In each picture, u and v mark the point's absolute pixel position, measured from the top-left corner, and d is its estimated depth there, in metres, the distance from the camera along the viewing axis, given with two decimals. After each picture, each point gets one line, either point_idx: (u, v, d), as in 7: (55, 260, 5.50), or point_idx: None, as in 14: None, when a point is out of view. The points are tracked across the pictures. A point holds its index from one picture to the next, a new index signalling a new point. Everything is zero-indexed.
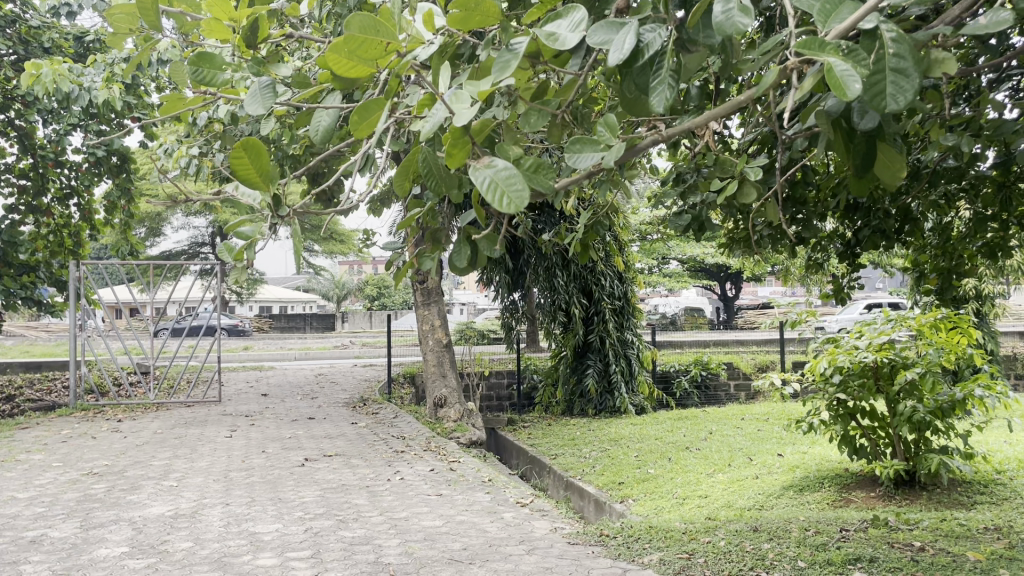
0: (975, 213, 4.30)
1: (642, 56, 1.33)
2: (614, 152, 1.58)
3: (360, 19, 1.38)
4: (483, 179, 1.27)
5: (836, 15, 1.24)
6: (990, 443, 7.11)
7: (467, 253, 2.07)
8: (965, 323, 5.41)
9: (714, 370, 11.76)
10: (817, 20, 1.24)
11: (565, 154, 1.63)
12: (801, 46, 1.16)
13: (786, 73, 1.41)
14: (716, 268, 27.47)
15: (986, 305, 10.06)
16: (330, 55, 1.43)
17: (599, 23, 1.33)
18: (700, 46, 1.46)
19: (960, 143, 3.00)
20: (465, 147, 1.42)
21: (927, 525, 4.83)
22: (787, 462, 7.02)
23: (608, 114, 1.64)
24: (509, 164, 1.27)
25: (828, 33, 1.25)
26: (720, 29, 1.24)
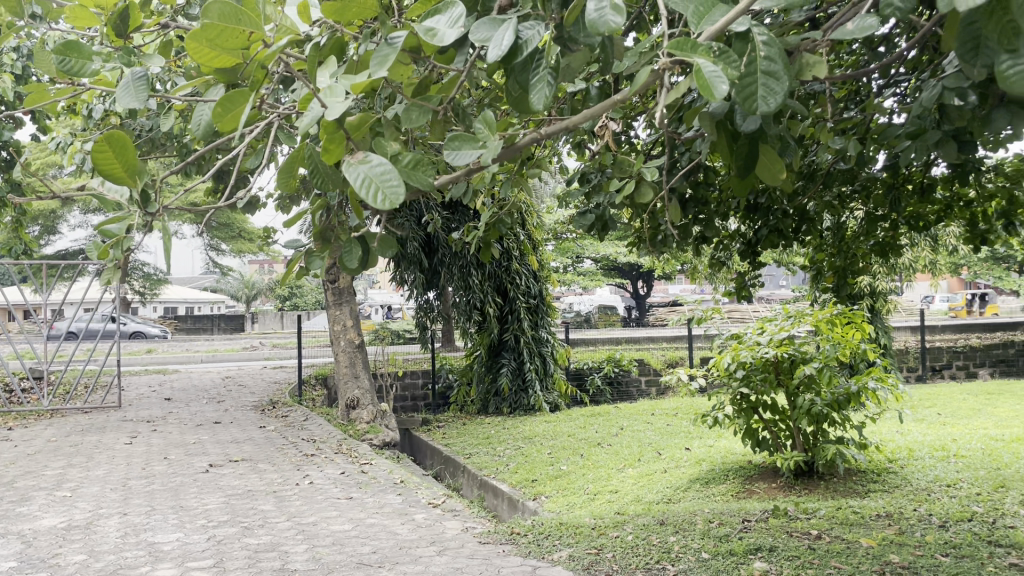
0: (866, 213, 4.54)
1: (519, 54, 1.30)
2: (491, 149, 1.53)
3: (218, 6, 1.35)
4: (356, 175, 1.23)
5: (709, 17, 1.16)
6: (883, 434, 7.47)
7: (358, 254, 2.00)
8: (859, 318, 5.71)
9: (626, 367, 11.99)
10: (690, 22, 1.16)
11: (443, 151, 1.60)
12: (673, 46, 1.07)
13: (656, 75, 1.40)
14: (628, 265, 28.07)
15: (881, 301, 10.59)
16: (189, 43, 1.39)
17: (480, 18, 1.30)
18: (580, 45, 1.47)
19: (847, 146, 3.12)
20: (341, 143, 1.39)
21: (824, 514, 5.04)
22: (694, 455, 7.22)
23: (485, 109, 1.59)
24: (383, 160, 1.24)
25: (699, 35, 1.16)
26: (592, 27, 1.22)
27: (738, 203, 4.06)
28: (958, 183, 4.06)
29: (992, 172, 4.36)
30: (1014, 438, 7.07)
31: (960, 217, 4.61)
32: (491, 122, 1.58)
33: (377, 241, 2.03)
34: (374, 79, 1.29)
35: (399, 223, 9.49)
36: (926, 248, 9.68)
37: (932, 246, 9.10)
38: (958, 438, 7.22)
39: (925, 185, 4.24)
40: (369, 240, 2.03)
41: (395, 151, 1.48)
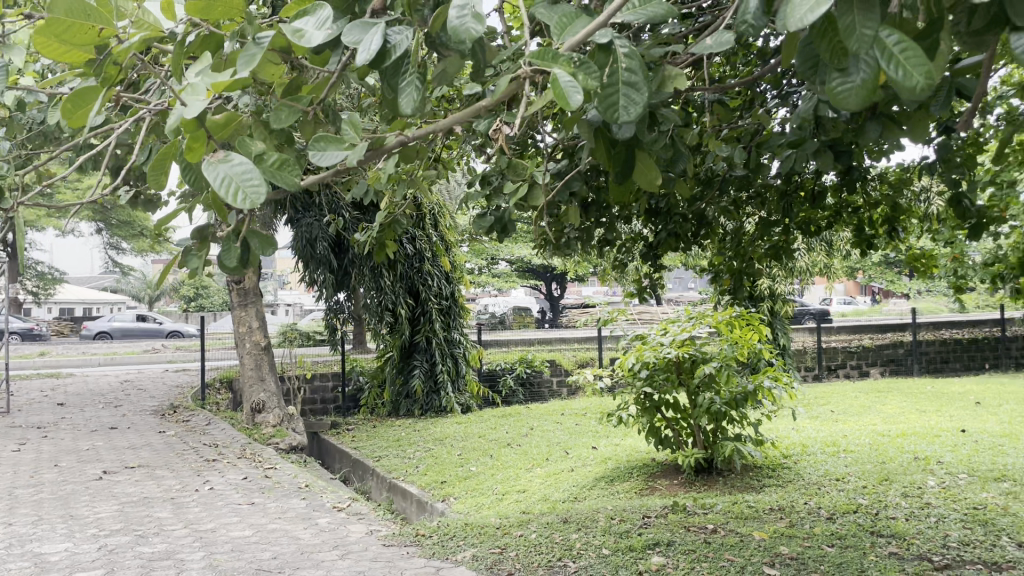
0: (761, 217, 4.70)
1: (389, 58, 1.29)
2: (358, 151, 1.52)
3: (64, 2, 1.31)
4: (217, 175, 1.22)
5: (571, 28, 1.14)
6: (780, 431, 7.78)
7: (238, 251, 1.67)
8: (755, 320, 5.94)
9: (538, 368, 12.08)
10: (553, 33, 1.15)
11: (307, 152, 1.55)
12: (534, 54, 1.07)
13: (519, 84, 1.42)
14: (542, 267, 28.30)
15: (780, 303, 11.01)
16: (36, 39, 1.34)
17: (351, 21, 1.29)
18: (452, 50, 1.48)
19: (734, 154, 3.26)
20: (204, 141, 1.36)
21: (720, 508, 5.21)
22: (600, 454, 7.35)
23: (351, 113, 1.58)
24: (245, 160, 1.23)
25: (560, 46, 1.13)
26: (454, 35, 1.15)
27: (638, 207, 4.16)
28: (844, 190, 4.28)
29: (876, 181, 4.60)
30: (899, 433, 7.46)
31: (849, 223, 4.83)
32: (357, 124, 1.55)
33: (259, 240, 1.71)
34: (235, 78, 1.27)
35: (306, 223, 9.41)
36: (821, 252, 10.13)
37: (827, 251, 9.52)
38: (848, 434, 7.58)
39: (816, 193, 4.42)
40: (249, 236, 1.70)
41: (260, 151, 1.44)
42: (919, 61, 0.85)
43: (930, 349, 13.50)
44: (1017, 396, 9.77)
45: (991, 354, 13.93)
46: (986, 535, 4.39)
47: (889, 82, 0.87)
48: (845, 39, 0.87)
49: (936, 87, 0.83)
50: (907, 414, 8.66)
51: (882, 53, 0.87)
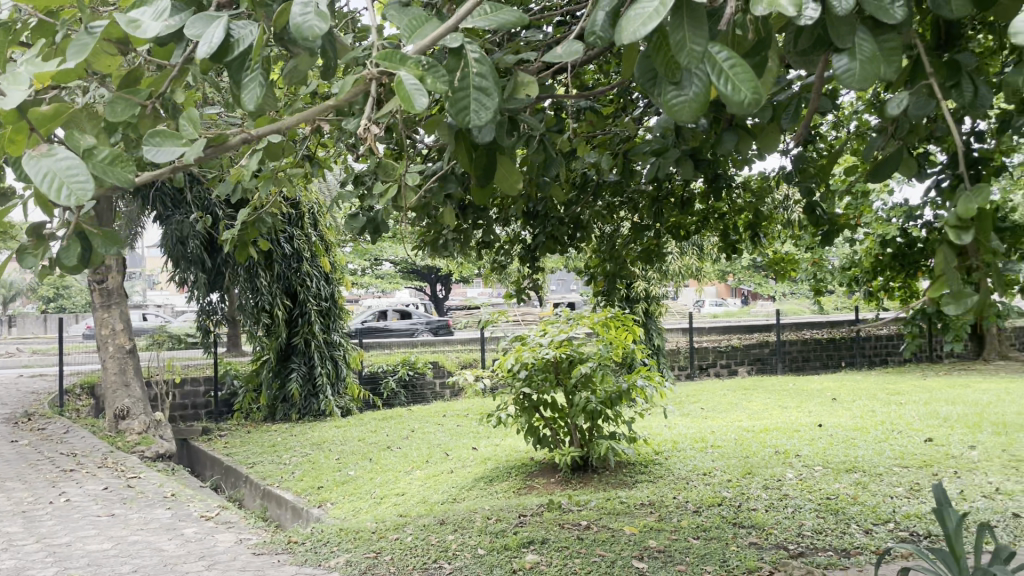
0: (634, 222, 4.85)
1: (231, 53, 1.24)
2: (197, 147, 1.45)
3: None
4: (38, 170, 1.15)
5: (420, 31, 1.15)
6: (653, 428, 8.04)
7: (78, 251, 1.59)
8: (629, 321, 6.12)
9: (420, 370, 11.98)
10: (402, 35, 1.15)
11: (141, 147, 1.45)
12: (381, 57, 1.08)
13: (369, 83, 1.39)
14: (426, 269, 28.13)
15: (655, 305, 11.38)
16: None
17: (195, 13, 1.23)
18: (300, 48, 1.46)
19: (605, 159, 3.36)
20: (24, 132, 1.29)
21: (593, 505, 5.34)
22: (480, 455, 7.38)
23: (191, 109, 1.51)
24: (71, 156, 1.17)
25: (408, 49, 1.14)
26: (297, 33, 1.13)
27: (516, 211, 4.20)
28: (711, 197, 4.48)
29: (740, 189, 4.83)
30: (763, 428, 7.86)
31: (716, 228, 5.05)
32: (196, 119, 1.49)
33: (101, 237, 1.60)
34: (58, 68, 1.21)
35: (178, 219, 8.97)
36: (693, 256, 10.54)
37: (699, 255, 9.90)
38: (716, 430, 7.91)
39: (685, 199, 4.59)
40: (89, 234, 1.59)
41: (90, 145, 1.36)
42: (745, 77, 0.90)
43: (792, 348, 14.28)
44: (867, 392, 10.48)
45: (847, 352, 14.88)
46: (837, 523, 4.69)
47: (718, 96, 0.91)
48: (676, 54, 0.90)
49: (761, 102, 0.88)
50: (770, 410, 9.13)
51: (713, 68, 0.91)
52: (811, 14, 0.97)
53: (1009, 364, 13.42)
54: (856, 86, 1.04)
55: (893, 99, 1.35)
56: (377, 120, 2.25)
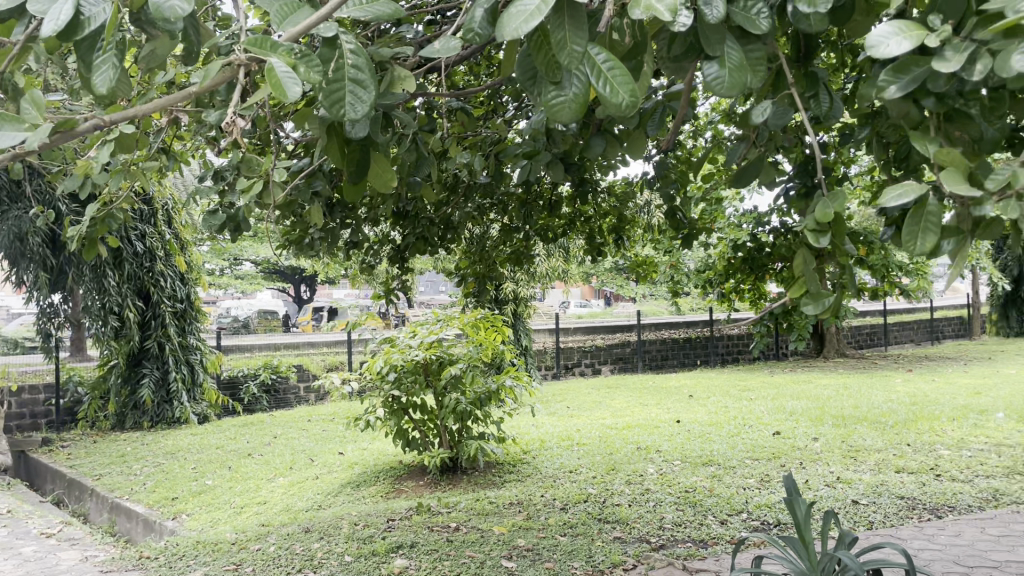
0: (503, 224, 4.89)
1: (80, 33, 1.14)
2: (40, 133, 1.32)
3: None
4: None
5: (291, 18, 1.11)
6: (520, 428, 8.13)
7: None
8: (498, 322, 6.15)
9: (284, 373, 11.59)
10: (272, 20, 1.10)
11: None
12: (250, 42, 1.02)
13: (235, 70, 1.31)
14: (289, 270, 27.28)
15: (523, 306, 11.51)
16: None
17: None
18: (159, 30, 1.36)
19: (475, 161, 3.37)
20: None
21: (463, 506, 5.34)
22: (347, 459, 7.23)
23: (33, 91, 1.37)
24: None
25: (278, 35, 1.09)
26: (155, 13, 1.06)
27: (385, 210, 4.14)
28: (578, 201, 4.59)
29: (605, 193, 4.97)
30: (625, 426, 8.10)
31: (582, 231, 5.15)
32: (39, 103, 1.35)
33: None
34: None
35: (15, 214, 8.32)
36: (559, 258, 10.74)
37: (565, 257, 10.10)
38: (581, 428, 8.09)
39: (553, 202, 4.68)
40: None
41: None
42: (623, 80, 0.91)
43: (651, 348, 14.81)
44: (721, 389, 11.01)
45: (702, 351, 15.59)
46: (695, 515, 4.89)
47: (597, 97, 0.91)
48: (556, 53, 0.89)
49: (638, 106, 0.90)
50: (632, 407, 9.43)
51: (592, 69, 0.91)
52: (685, 20, 0.99)
53: (845, 361, 14.46)
54: (725, 93, 1.07)
55: (756, 108, 1.41)
56: (241, 113, 2.16)
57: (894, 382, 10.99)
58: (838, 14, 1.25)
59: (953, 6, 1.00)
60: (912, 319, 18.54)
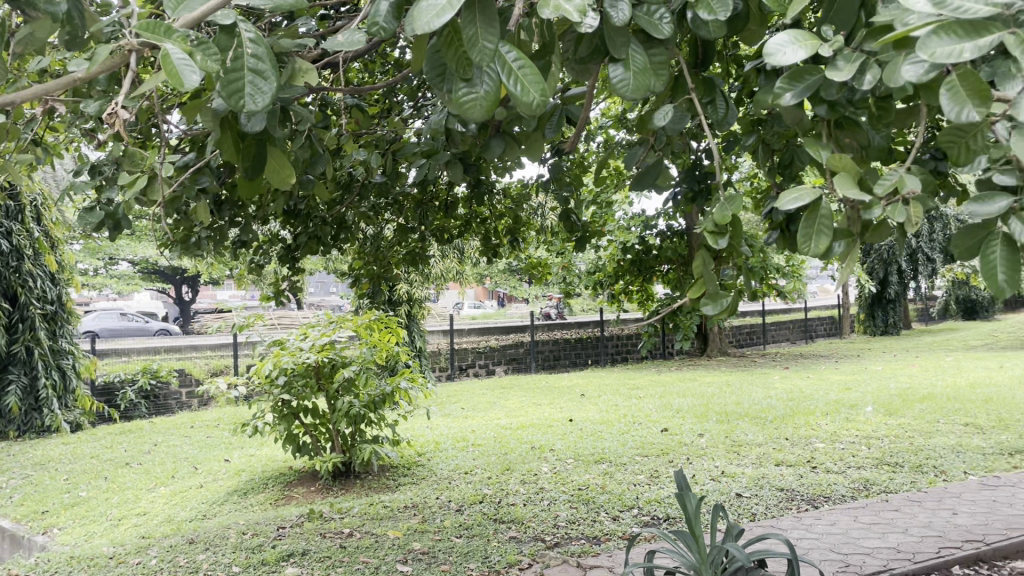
0: (398, 225, 4.83)
1: None
2: None
3: None
4: None
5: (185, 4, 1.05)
6: (415, 430, 8.06)
7: None
8: (393, 323, 6.05)
9: (165, 378, 11.08)
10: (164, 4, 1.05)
11: None
12: (141, 27, 0.96)
13: (123, 56, 1.23)
14: (170, 269, 26.10)
15: (417, 307, 11.42)
16: None
17: None
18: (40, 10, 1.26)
19: (370, 159, 3.31)
20: None
21: (356, 512, 5.24)
22: (233, 467, 6.97)
23: None
24: None
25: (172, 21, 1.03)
26: None
27: (275, 209, 4.01)
28: (474, 202, 4.59)
29: (500, 195, 4.98)
30: (519, 426, 8.16)
31: (478, 232, 5.14)
32: None
33: None
34: None
35: None
36: (454, 259, 10.69)
37: (460, 257, 10.07)
38: (475, 429, 8.09)
39: (449, 203, 4.66)
40: None
41: None
42: (534, 78, 0.90)
43: (544, 348, 14.98)
44: (611, 388, 11.25)
45: (592, 351, 15.87)
46: (588, 512, 4.97)
47: (507, 96, 0.90)
48: (468, 49, 0.87)
49: (548, 106, 0.89)
50: (525, 407, 9.51)
51: (503, 67, 0.90)
52: (591, 23, 1.00)
53: (728, 359, 15.04)
54: (630, 96, 1.10)
55: (659, 112, 1.44)
56: (124, 104, 2.03)
57: (773, 379, 11.52)
58: (735, 22, 1.29)
59: (844, 18, 1.05)
60: (789, 318, 19.47)
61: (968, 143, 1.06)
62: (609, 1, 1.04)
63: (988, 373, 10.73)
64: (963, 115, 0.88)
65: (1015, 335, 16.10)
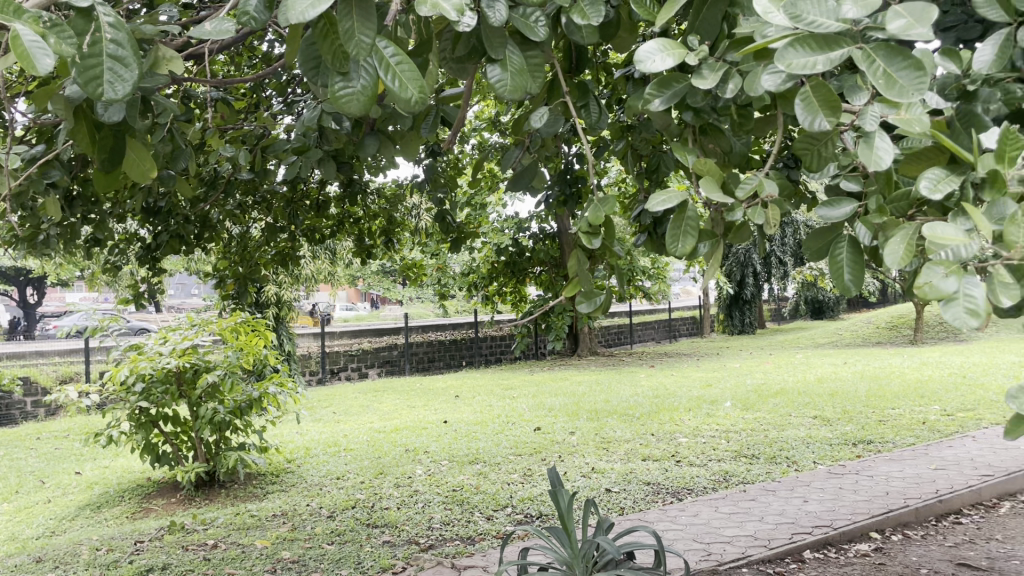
0: (267, 224, 4.66)
1: None
2: None
3: None
4: None
5: None
6: (284, 436, 7.83)
7: None
8: (261, 326, 5.86)
9: (6, 387, 10.26)
10: None
11: None
12: None
13: None
14: (12, 269, 24.18)
15: (286, 310, 11.08)
16: None
17: None
18: None
19: (237, 155, 3.19)
20: None
21: (221, 522, 5.04)
22: (85, 479, 6.54)
23: None
24: None
25: None
26: None
27: (133, 206, 3.79)
28: (346, 201, 4.51)
29: (374, 195, 4.91)
30: (392, 429, 8.07)
31: (350, 233, 5.05)
32: None
33: None
34: None
35: None
36: (325, 260, 10.45)
37: (332, 258, 9.85)
38: (348, 433, 7.95)
39: (320, 202, 4.56)
40: None
41: None
42: (411, 74, 0.89)
43: (418, 350, 14.87)
44: (485, 389, 11.32)
45: (466, 352, 15.88)
46: (462, 513, 4.98)
47: (385, 91, 0.89)
48: (344, 43, 0.86)
49: (426, 102, 0.88)
50: (399, 410, 9.41)
51: (380, 62, 0.89)
52: (469, 22, 1.00)
53: (598, 359, 15.45)
54: (507, 96, 1.11)
55: (535, 114, 1.46)
56: None
57: (640, 377, 11.92)
58: (606, 29, 1.33)
59: (709, 28, 1.10)
60: (655, 319, 20.20)
61: (820, 150, 1.13)
62: (486, 1, 1.05)
63: (834, 369, 11.51)
64: (816, 124, 0.95)
65: (856, 333, 17.36)
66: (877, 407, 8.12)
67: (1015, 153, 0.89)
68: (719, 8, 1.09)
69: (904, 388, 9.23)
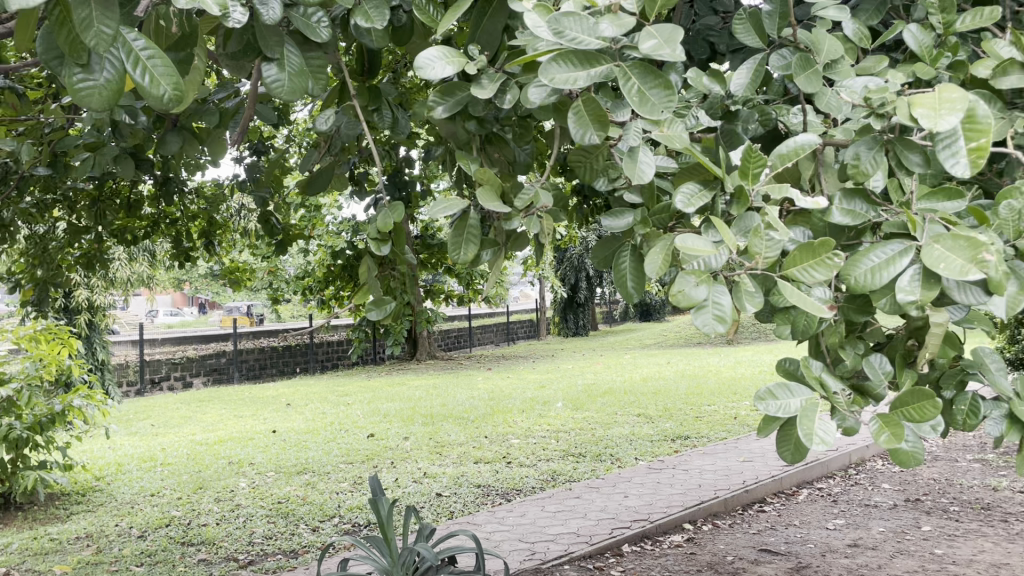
0: (69, 223, 4.30)
1: None
2: None
3: None
4: None
5: None
6: (93, 452, 7.28)
7: None
8: (64, 333, 5.41)
9: None
10: None
11: None
12: None
13: None
14: None
15: (99, 316, 10.26)
16: None
17: None
18: None
19: (23, 148, 2.91)
20: None
21: (15, 548, 4.61)
22: None
23: None
24: None
25: None
26: None
27: None
28: (159, 200, 4.24)
29: (192, 194, 4.65)
30: (215, 441, 7.67)
31: (166, 234, 4.68)
32: None
33: None
34: None
35: None
36: (144, 262, 9.79)
37: (150, 260, 9.24)
38: (166, 447, 7.48)
39: (132, 202, 4.26)
40: None
41: None
42: (164, 70, 0.85)
43: (248, 357, 14.25)
44: (319, 396, 11.01)
45: (301, 359, 15.31)
46: (286, 525, 4.81)
47: (135, 87, 0.83)
48: (81, 33, 0.79)
49: (181, 101, 0.84)
50: (225, 421, 8.96)
51: (127, 57, 0.83)
52: (238, 19, 0.92)
53: (436, 363, 15.42)
54: (286, 98, 1.06)
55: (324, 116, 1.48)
56: None
57: (476, 381, 12.02)
58: (399, 33, 1.33)
59: (491, 40, 1.10)
60: (493, 322, 20.42)
61: (592, 163, 1.17)
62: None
63: (659, 369, 12.10)
64: (586, 138, 0.97)
65: (680, 334, 18.35)
66: (695, 404, 8.61)
67: (758, 170, 0.97)
68: (499, 20, 1.10)
69: (720, 386, 9.84)
